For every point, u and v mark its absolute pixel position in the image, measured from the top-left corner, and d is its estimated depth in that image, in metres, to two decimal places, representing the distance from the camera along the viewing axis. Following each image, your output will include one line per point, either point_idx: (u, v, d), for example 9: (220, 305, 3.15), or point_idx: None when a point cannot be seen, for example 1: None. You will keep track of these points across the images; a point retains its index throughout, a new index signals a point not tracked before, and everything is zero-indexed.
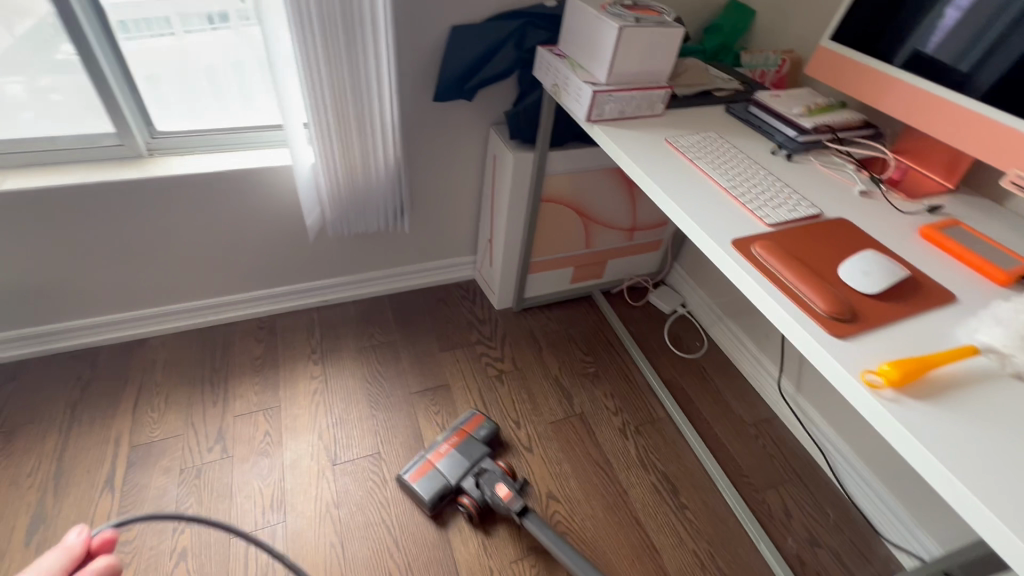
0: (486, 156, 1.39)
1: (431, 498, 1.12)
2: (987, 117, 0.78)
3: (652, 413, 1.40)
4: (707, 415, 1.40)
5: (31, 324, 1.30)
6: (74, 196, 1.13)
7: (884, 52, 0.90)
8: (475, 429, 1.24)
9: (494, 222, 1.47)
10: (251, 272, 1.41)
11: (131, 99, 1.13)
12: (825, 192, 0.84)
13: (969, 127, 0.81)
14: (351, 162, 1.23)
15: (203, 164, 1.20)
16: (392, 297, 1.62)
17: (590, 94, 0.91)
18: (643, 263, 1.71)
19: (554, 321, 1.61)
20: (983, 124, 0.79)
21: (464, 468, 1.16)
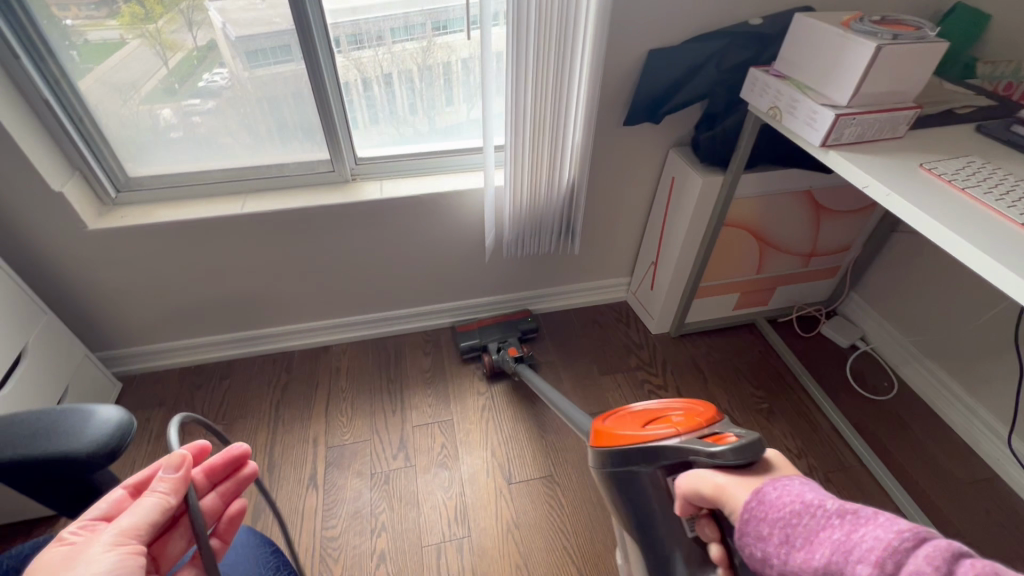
0: (661, 178, 1.36)
1: (465, 348, 1.45)
2: None
3: (842, 461, 1.27)
4: (911, 468, 1.25)
5: (244, 329, 1.46)
6: (294, 218, 1.25)
7: None
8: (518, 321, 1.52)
9: (662, 245, 1.43)
10: (424, 289, 1.49)
11: (343, 130, 1.24)
12: None
13: None
14: (536, 186, 1.26)
15: (400, 188, 1.28)
16: (546, 316, 1.64)
17: (831, 120, 0.85)
18: (814, 290, 1.58)
19: (720, 350, 1.53)
20: None
21: (495, 334, 1.46)
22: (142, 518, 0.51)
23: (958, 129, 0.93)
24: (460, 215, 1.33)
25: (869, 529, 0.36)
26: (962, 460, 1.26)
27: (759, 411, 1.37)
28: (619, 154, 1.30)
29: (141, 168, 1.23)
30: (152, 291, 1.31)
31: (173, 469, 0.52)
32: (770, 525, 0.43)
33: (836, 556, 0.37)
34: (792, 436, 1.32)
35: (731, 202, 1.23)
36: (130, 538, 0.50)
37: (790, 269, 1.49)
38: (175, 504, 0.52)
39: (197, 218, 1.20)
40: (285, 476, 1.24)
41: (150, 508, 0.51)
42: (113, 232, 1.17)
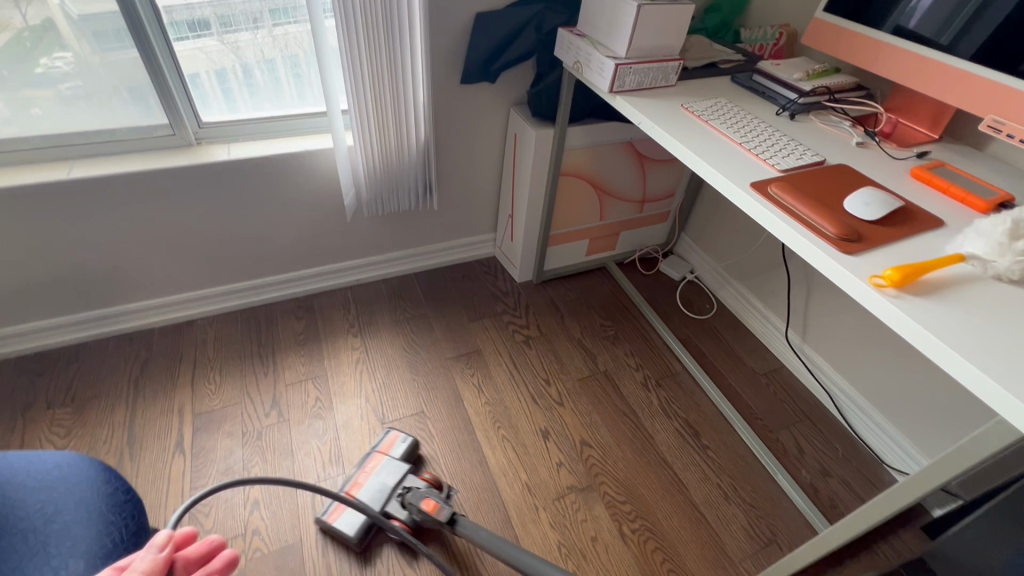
0: (507, 135, 1.50)
1: (355, 534, 1.07)
2: (920, 54, 0.93)
3: (670, 368, 1.50)
4: (722, 368, 1.52)
5: (90, 308, 1.39)
6: (133, 184, 1.21)
7: (872, 21, 1.00)
8: (394, 449, 1.19)
9: (515, 199, 1.57)
10: (291, 253, 1.51)
11: (181, 93, 1.21)
12: (810, 144, 0.95)
13: (904, 61, 0.96)
14: (387, 143, 1.33)
15: (249, 150, 1.29)
16: (419, 274, 1.72)
17: (613, 68, 1.02)
18: (652, 234, 1.82)
19: (575, 290, 1.72)
20: (931, 65, 0.92)
21: (388, 489, 1.10)
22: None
23: (717, 79, 1.15)
24: (316, 175, 1.37)
25: None
26: (760, 357, 1.55)
27: (605, 338, 1.58)
28: (465, 112, 1.41)
29: None
30: None
31: (156, 550, 0.47)
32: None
33: None
34: (631, 354, 1.54)
35: (563, 153, 1.39)
36: None
37: (628, 215, 1.71)
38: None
39: (17, 186, 1.12)
40: (148, 447, 1.22)
41: None
42: None
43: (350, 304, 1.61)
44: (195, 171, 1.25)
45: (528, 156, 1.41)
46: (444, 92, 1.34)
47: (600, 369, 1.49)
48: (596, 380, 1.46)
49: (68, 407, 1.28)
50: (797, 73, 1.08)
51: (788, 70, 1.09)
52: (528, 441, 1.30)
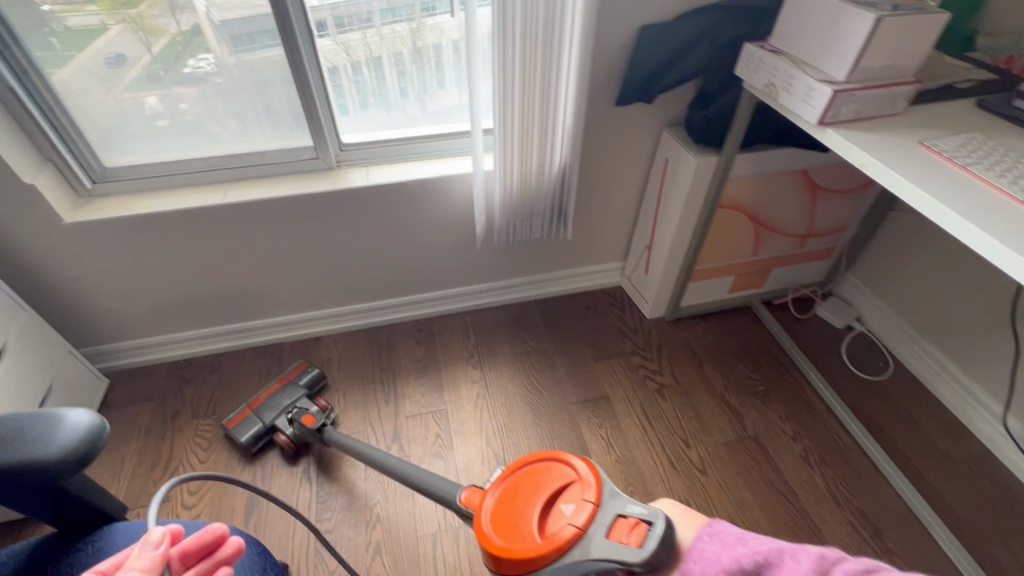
0: (655, 159, 1.34)
1: (248, 439, 1.21)
2: None
3: (837, 442, 1.27)
4: (906, 449, 1.25)
5: (231, 322, 1.44)
6: (279, 208, 1.21)
7: None
8: (297, 378, 1.32)
9: (656, 229, 1.41)
10: (415, 277, 1.46)
11: (326, 115, 1.19)
12: None
13: None
14: (527, 168, 1.23)
15: (387, 175, 1.24)
16: (540, 302, 1.62)
17: (829, 96, 0.82)
18: (810, 272, 1.56)
19: (715, 332, 1.52)
20: None
21: (279, 408, 1.25)
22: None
23: (958, 102, 0.90)
24: (449, 201, 1.30)
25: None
26: (958, 440, 1.26)
27: (753, 394, 1.37)
28: (612, 134, 1.26)
29: (117, 156, 1.18)
30: (138, 285, 1.28)
31: (151, 547, 0.47)
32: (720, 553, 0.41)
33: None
34: (786, 418, 1.32)
35: (726, 184, 1.20)
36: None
37: (786, 251, 1.47)
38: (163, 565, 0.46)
39: (178, 209, 1.16)
40: (277, 470, 1.23)
41: None
42: (91, 225, 1.13)
43: (469, 330, 1.54)
44: (334, 197, 1.22)
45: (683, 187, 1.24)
46: (592, 114, 1.21)
47: (749, 433, 1.29)
48: (745, 447, 1.26)
49: (209, 418, 1.33)
50: None
51: None
52: None
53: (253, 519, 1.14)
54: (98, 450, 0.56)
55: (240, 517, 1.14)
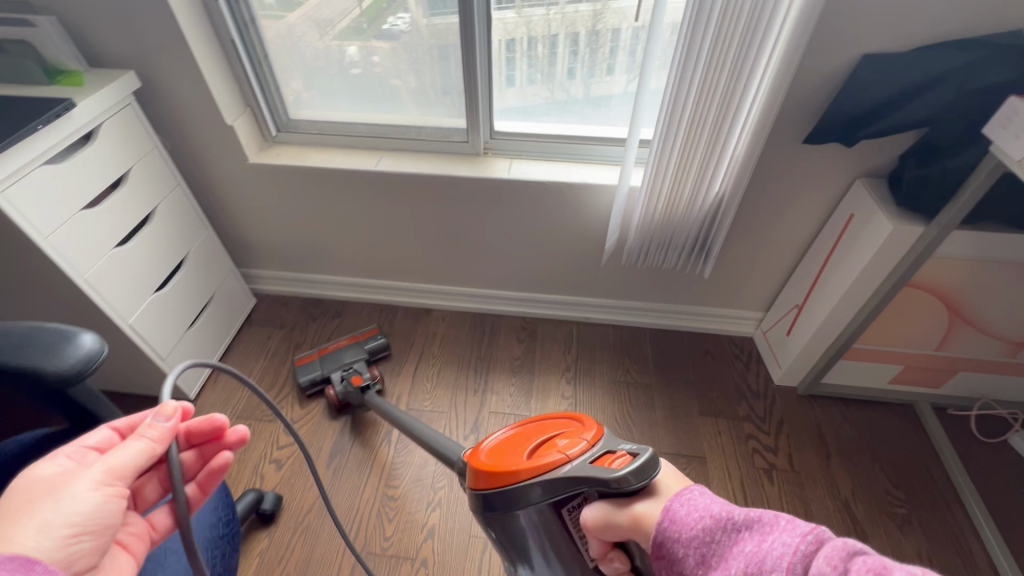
0: (836, 210, 1.13)
1: (306, 381, 1.33)
2: None
3: None
4: None
5: (361, 277, 1.55)
6: (422, 183, 1.25)
7: None
8: (366, 341, 1.41)
9: (815, 290, 1.20)
10: (532, 275, 1.44)
11: (484, 103, 1.19)
12: None
13: None
14: (677, 193, 1.11)
15: (530, 171, 1.22)
16: (654, 332, 1.50)
17: None
18: (1010, 388, 1.23)
19: (858, 424, 1.28)
20: None
21: (341, 363, 1.36)
22: (130, 460, 0.53)
23: None
24: (586, 209, 1.23)
25: (777, 535, 0.44)
26: None
27: (889, 515, 1.13)
28: (786, 174, 1.09)
29: (301, 110, 1.30)
30: (292, 228, 1.43)
31: (163, 419, 0.55)
32: (685, 548, 0.50)
33: (749, 566, 0.44)
34: (927, 559, 1.06)
35: (924, 262, 0.97)
36: (121, 478, 0.52)
37: (985, 356, 1.17)
38: (161, 451, 0.54)
39: (337, 169, 1.26)
40: (365, 424, 1.31)
41: (133, 450, 0.53)
42: (267, 169, 1.27)
43: (572, 342, 1.48)
44: (475, 183, 1.23)
45: (867, 251, 1.02)
46: (771, 146, 1.05)
47: None
48: None
49: None
50: None
51: None
52: None
53: (334, 464, 1.23)
54: (98, 371, 0.56)
55: (325, 459, 1.24)
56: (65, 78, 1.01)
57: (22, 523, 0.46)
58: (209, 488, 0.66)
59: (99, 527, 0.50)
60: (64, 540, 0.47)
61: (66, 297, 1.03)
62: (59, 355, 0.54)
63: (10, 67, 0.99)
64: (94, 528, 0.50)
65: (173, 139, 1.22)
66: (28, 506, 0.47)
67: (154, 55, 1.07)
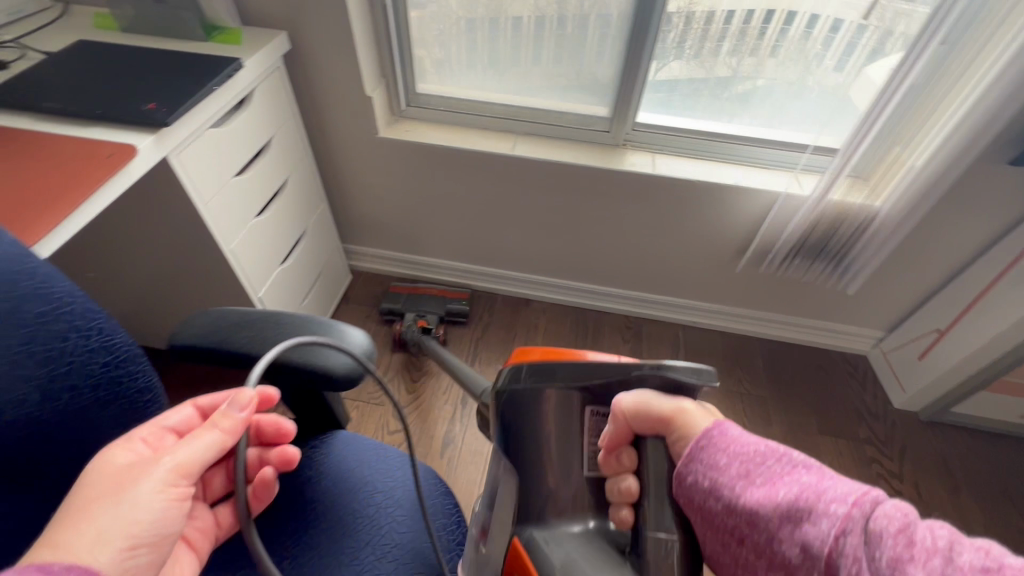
0: (1009, 236, 1.06)
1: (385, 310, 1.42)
2: None
3: None
4: None
5: (463, 262, 1.51)
6: (556, 172, 1.19)
7: None
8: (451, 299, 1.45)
9: (964, 316, 1.14)
10: (649, 275, 1.39)
11: (638, 91, 1.12)
12: None
13: None
14: (842, 204, 1.05)
15: (678, 168, 1.15)
16: (764, 342, 1.45)
17: None
18: None
19: (987, 458, 1.23)
20: None
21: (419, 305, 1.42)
22: (199, 456, 0.43)
23: None
24: (731, 212, 1.17)
25: (839, 480, 0.40)
26: None
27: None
28: (966, 195, 1.02)
29: (432, 85, 1.24)
30: (404, 207, 1.38)
31: (238, 407, 0.46)
32: (729, 457, 0.45)
33: (805, 493, 0.39)
34: None
35: None
36: (185, 479, 0.42)
37: None
38: (231, 445, 0.45)
39: (468, 150, 1.20)
40: (474, 414, 1.28)
41: (204, 443, 0.43)
42: (395, 144, 1.22)
43: (679, 346, 1.44)
44: (616, 177, 1.17)
45: None
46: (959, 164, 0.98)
47: None
48: None
49: None
50: None
51: None
52: None
53: (446, 455, 1.20)
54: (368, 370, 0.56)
55: (437, 448, 1.21)
56: (221, 37, 0.96)
57: (78, 524, 0.37)
58: (265, 498, 0.53)
59: (157, 539, 0.40)
60: (121, 554, 0.38)
61: (206, 269, 1.00)
62: (339, 355, 0.54)
63: (168, 21, 0.94)
64: (152, 541, 0.40)
65: (305, 106, 1.17)
66: (84, 509, 0.37)
67: (307, 18, 1.01)
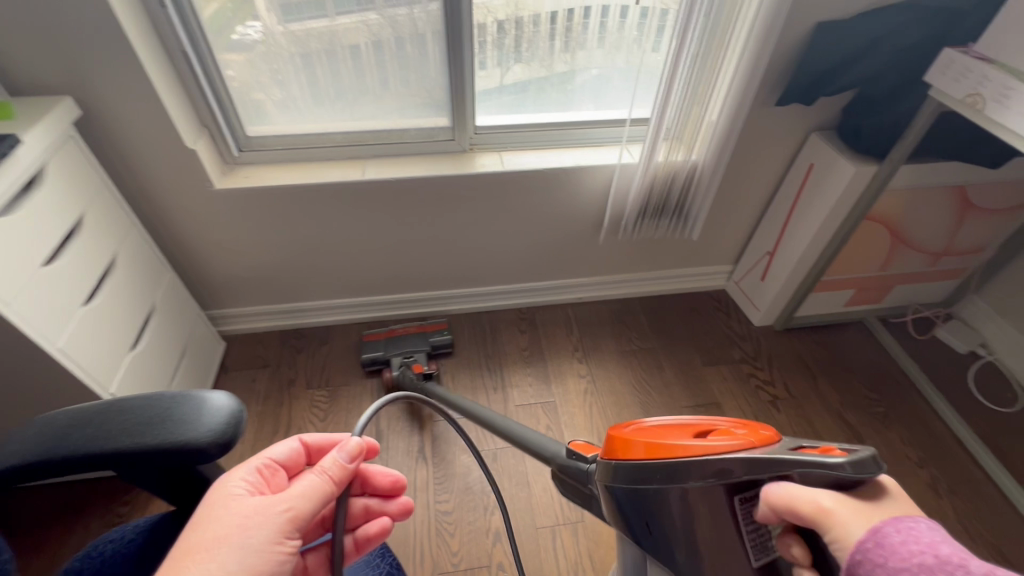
0: (795, 164, 1.27)
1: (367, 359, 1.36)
2: None
3: (965, 473, 1.22)
4: None
5: (344, 297, 1.46)
6: (412, 187, 1.20)
7: None
8: (431, 334, 1.41)
9: (784, 236, 1.35)
10: (527, 264, 1.46)
11: (470, 98, 1.17)
12: None
13: None
14: (667, 164, 1.19)
15: (523, 161, 1.22)
16: (642, 300, 1.59)
17: None
18: (932, 292, 1.49)
19: (827, 346, 1.48)
20: None
21: (401, 349, 1.37)
22: (307, 507, 0.48)
23: None
24: (579, 191, 1.28)
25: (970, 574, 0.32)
26: None
27: (875, 418, 1.32)
28: (755, 138, 1.22)
29: (261, 125, 1.18)
30: (264, 257, 1.30)
31: (346, 457, 0.51)
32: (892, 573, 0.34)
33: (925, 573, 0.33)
34: (912, 443, 1.27)
35: (878, 199, 1.14)
36: (292, 531, 0.48)
37: (915, 270, 1.40)
38: (336, 494, 0.50)
39: (314, 184, 1.16)
40: (392, 446, 1.25)
41: (312, 494, 0.49)
42: (235, 194, 1.14)
43: (571, 324, 1.53)
44: (468, 181, 1.21)
45: (833, 196, 1.18)
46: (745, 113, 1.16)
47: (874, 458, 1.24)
48: None
49: (321, 388, 1.36)
50: None
51: None
52: None
53: None
54: (238, 433, 0.51)
55: None
56: None
57: (205, 565, 0.43)
58: (362, 550, 0.60)
59: None
60: None
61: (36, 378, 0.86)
62: (196, 426, 0.49)
63: None
64: None
65: (121, 171, 1.06)
66: (211, 553, 0.43)
67: (92, 74, 0.91)
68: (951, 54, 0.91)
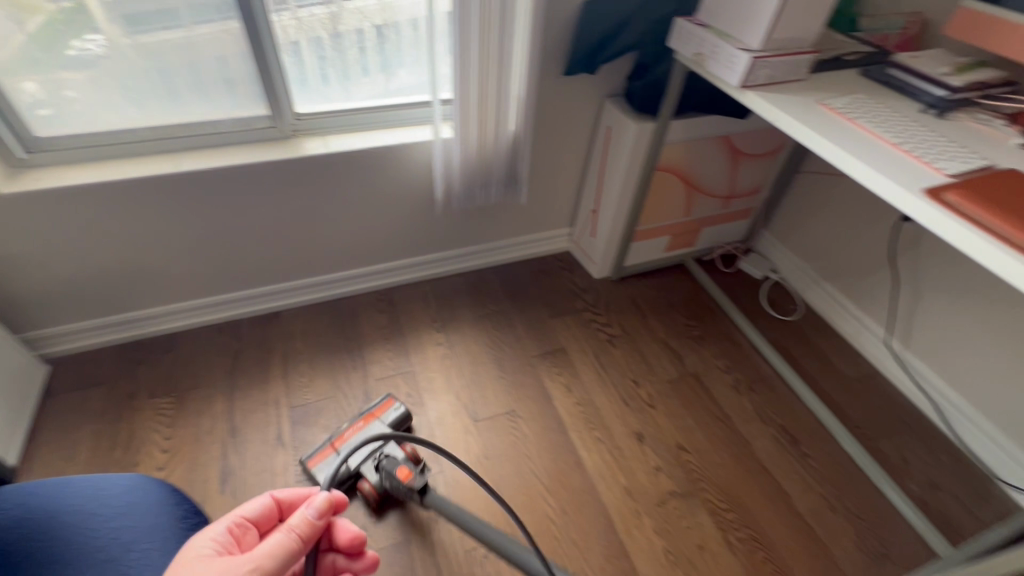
0: (598, 128, 1.45)
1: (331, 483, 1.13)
2: None
3: (760, 372, 1.46)
4: (816, 373, 1.47)
5: (185, 300, 1.40)
6: (234, 176, 1.20)
7: None
8: (384, 414, 1.22)
9: (601, 194, 1.53)
10: (376, 246, 1.51)
11: (283, 86, 1.20)
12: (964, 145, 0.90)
13: None
14: (483, 136, 1.30)
15: (346, 143, 1.27)
16: (495, 268, 1.71)
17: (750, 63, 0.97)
18: (732, 231, 1.76)
19: (655, 287, 1.69)
20: None
21: (365, 452, 1.14)
22: (272, 557, 0.57)
23: (848, 75, 1.09)
24: (408, 168, 1.35)
25: None
26: (853, 362, 1.50)
27: (691, 340, 1.54)
28: (557, 107, 1.37)
29: (51, 125, 1.11)
30: (78, 265, 1.22)
31: (310, 511, 0.61)
32: None
33: None
34: (720, 354, 1.50)
35: (660, 152, 1.34)
36: None
37: (713, 213, 1.65)
38: (300, 550, 0.59)
39: (122, 181, 1.12)
40: (248, 438, 1.24)
41: (278, 550, 0.58)
42: (26, 198, 1.07)
43: (429, 298, 1.60)
44: (292, 166, 1.23)
45: (626, 152, 1.37)
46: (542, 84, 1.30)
47: (690, 372, 1.45)
48: (683, 379, 1.43)
49: (167, 395, 1.31)
50: (943, 67, 1.01)
51: (928, 64, 1.02)
52: (623, 444, 1.28)
53: (229, 489, 1.15)
54: None
55: (215, 488, 1.15)
56: None
57: None
58: None
59: None
60: None
61: None
62: None
63: None
64: None
65: None
66: None
67: None
68: (684, 22, 1.10)
